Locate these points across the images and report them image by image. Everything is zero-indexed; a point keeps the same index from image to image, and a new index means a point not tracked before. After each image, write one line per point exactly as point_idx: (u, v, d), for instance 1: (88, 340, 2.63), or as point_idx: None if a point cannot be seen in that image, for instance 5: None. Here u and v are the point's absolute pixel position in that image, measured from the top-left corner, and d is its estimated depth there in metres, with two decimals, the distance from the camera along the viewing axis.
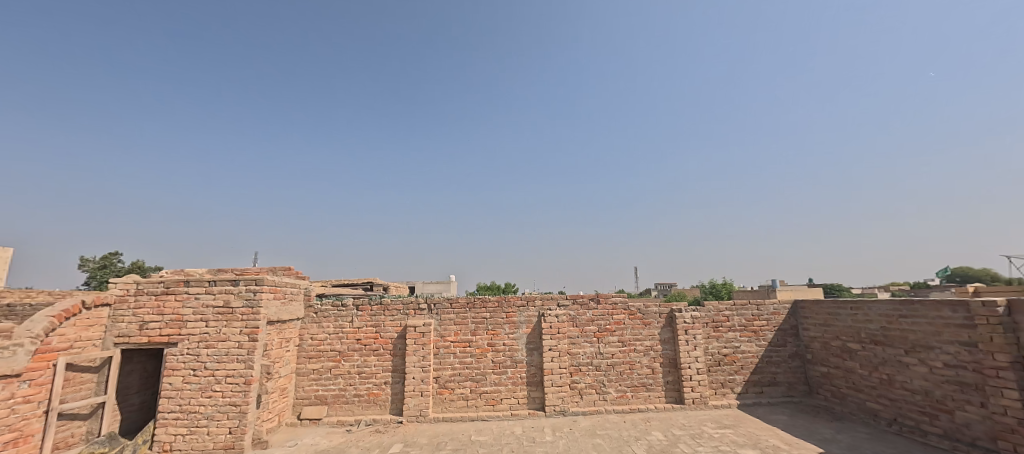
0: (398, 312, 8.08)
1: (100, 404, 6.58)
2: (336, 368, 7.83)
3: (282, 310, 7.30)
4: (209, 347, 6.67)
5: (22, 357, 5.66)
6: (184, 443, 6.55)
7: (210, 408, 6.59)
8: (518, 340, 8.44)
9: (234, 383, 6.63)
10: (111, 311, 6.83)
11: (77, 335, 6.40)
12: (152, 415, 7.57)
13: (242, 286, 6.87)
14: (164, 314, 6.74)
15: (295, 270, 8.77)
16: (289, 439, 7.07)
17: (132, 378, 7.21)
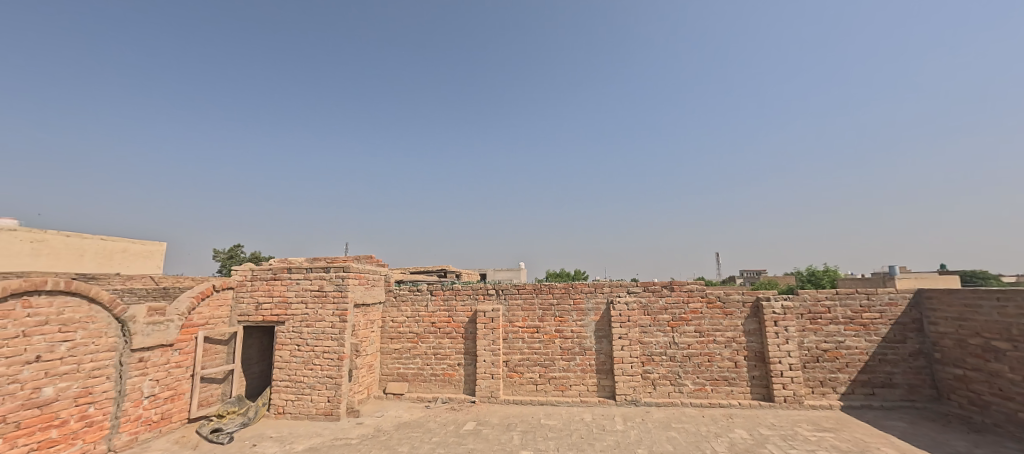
0: (468, 297, 8.48)
1: (228, 371, 7.98)
2: (414, 349, 8.48)
3: (367, 294, 8.08)
4: (310, 326, 7.64)
5: (173, 330, 7.23)
6: (294, 407, 7.64)
7: (312, 379, 7.57)
8: (586, 327, 8.39)
9: (330, 358, 7.53)
10: (234, 294, 8.14)
11: (211, 313, 7.80)
12: (270, 382, 8.93)
13: (333, 273, 7.73)
14: (273, 297, 7.85)
15: (376, 258, 9.60)
16: (376, 410, 7.90)
17: (252, 351, 8.56)
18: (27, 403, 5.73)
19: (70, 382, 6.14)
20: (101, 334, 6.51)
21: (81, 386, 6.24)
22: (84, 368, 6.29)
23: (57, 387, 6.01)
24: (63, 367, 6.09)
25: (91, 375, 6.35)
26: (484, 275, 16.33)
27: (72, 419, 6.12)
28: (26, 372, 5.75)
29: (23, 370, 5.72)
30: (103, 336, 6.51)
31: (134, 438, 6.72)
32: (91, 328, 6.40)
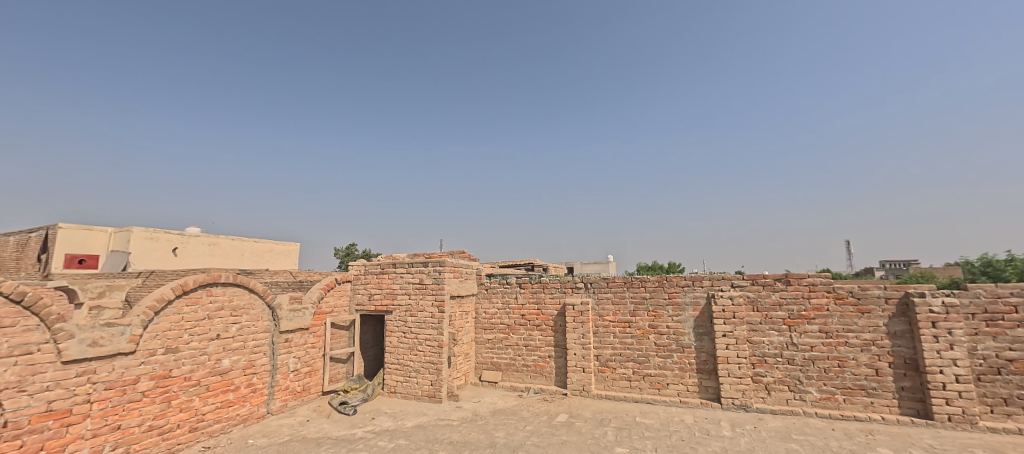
0: (557, 291, 8.51)
1: (350, 353, 9.27)
2: (506, 339, 8.80)
3: (461, 287, 8.62)
4: (413, 315, 8.42)
5: (308, 316, 8.58)
6: (403, 388, 8.53)
7: (417, 364, 8.35)
8: (684, 323, 7.88)
9: (431, 345, 8.21)
10: (352, 285, 9.35)
11: (335, 302, 9.08)
12: (383, 364, 10.15)
13: (431, 267, 8.39)
14: (382, 289, 8.81)
15: (468, 253, 10.16)
16: (474, 396, 8.43)
17: (367, 336, 9.82)
18: (213, 371, 7.33)
19: (239, 356, 7.70)
20: (258, 318, 8.02)
21: (247, 359, 7.80)
22: (248, 345, 7.83)
23: (231, 359, 7.58)
24: (234, 343, 7.65)
25: (254, 351, 7.89)
26: (571, 268, 16.13)
27: (242, 385, 7.69)
28: (211, 346, 7.34)
29: (209, 344, 7.32)
30: (259, 320, 8.03)
31: (284, 404, 8.26)
32: (251, 313, 7.92)
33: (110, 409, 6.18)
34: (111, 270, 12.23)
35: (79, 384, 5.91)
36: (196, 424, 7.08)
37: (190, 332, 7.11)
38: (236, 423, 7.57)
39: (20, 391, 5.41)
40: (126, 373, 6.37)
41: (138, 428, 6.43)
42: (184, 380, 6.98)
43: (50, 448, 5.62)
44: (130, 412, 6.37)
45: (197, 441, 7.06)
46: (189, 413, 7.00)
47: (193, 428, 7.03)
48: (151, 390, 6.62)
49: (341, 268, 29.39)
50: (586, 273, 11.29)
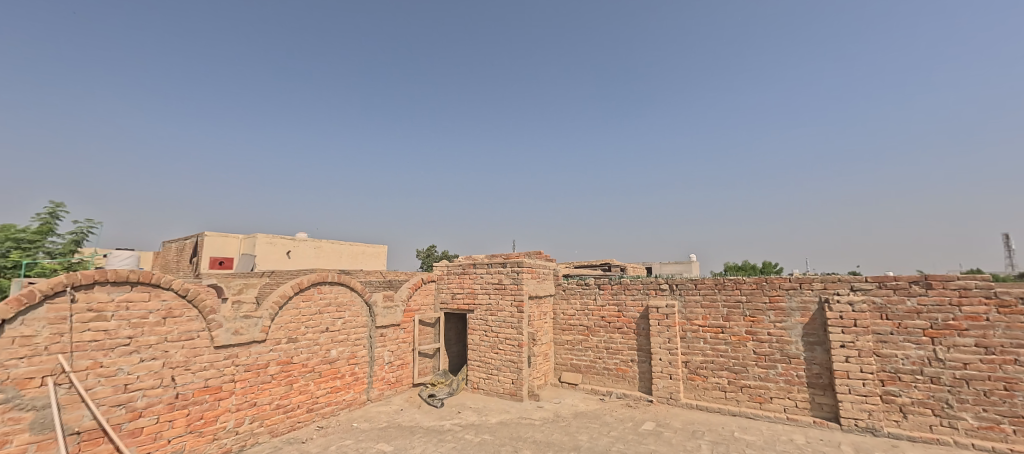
0: (639, 292, 8.14)
1: (436, 349, 9.84)
2: (585, 341, 8.65)
3: (539, 287, 8.65)
4: (494, 314, 8.66)
5: (399, 313, 9.25)
6: (486, 385, 8.81)
7: (498, 362, 8.57)
8: (789, 331, 6.98)
9: (511, 344, 8.36)
10: (436, 285, 9.88)
11: (422, 300, 9.68)
12: (465, 360, 10.63)
13: (509, 267, 8.52)
14: (463, 288, 9.15)
15: (545, 253, 10.25)
16: (554, 397, 8.38)
17: (451, 333, 10.36)
18: (324, 359, 8.23)
19: (344, 347, 8.55)
20: (358, 314, 8.83)
21: (350, 351, 8.63)
22: (350, 338, 8.66)
23: (338, 350, 8.45)
24: (340, 336, 8.52)
25: (356, 343, 8.71)
26: (649, 268, 15.36)
27: (347, 374, 8.54)
28: (322, 338, 8.26)
29: (320, 336, 8.24)
30: (359, 316, 8.83)
31: (381, 393, 8.99)
32: (352, 309, 8.75)
33: (248, 388, 7.24)
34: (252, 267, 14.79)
35: (225, 366, 7.01)
36: (312, 406, 8.02)
37: (305, 325, 8.07)
38: (343, 407, 8.43)
39: (185, 369, 6.58)
40: (259, 358, 7.42)
41: (269, 406, 7.45)
42: (302, 366, 7.94)
43: (207, 418, 6.73)
44: (263, 392, 7.41)
45: (312, 421, 7.98)
46: (305, 396, 7.94)
47: (309, 409, 7.98)
48: (278, 374, 7.63)
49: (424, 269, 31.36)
50: (667, 274, 10.67)
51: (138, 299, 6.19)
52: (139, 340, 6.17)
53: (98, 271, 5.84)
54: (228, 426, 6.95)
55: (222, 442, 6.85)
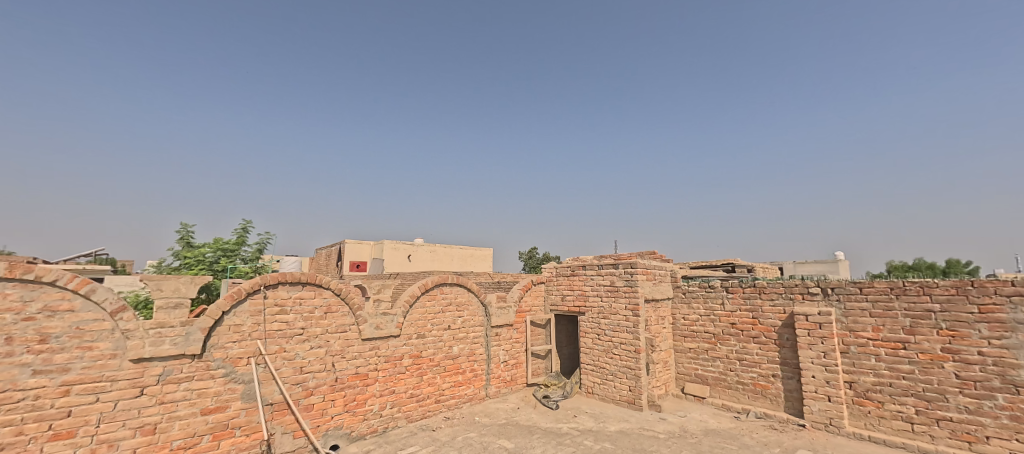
0: (779, 297, 6.93)
1: (547, 350, 9.77)
2: (712, 350, 7.69)
3: (656, 289, 8.01)
4: (606, 317, 8.29)
5: (512, 313, 9.37)
6: (600, 390, 8.45)
7: (614, 367, 8.14)
8: (1015, 352, 5.12)
9: (628, 350, 7.87)
10: (545, 287, 9.84)
11: (533, 301, 9.71)
12: (577, 363, 10.36)
13: (622, 269, 8.06)
14: (573, 290, 9.02)
15: (659, 254, 9.59)
16: (678, 409, 7.60)
17: (561, 335, 10.19)
18: (448, 355, 8.68)
19: (464, 344, 8.92)
20: (475, 314, 9.13)
21: (470, 348, 8.96)
22: (469, 336, 8.99)
23: (458, 347, 8.82)
24: (460, 334, 8.89)
25: (474, 341, 9.01)
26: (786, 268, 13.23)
27: (468, 370, 8.90)
28: (445, 335, 8.69)
29: (443, 333, 8.68)
30: (476, 315, 9.12)
31: (498, 390, 9.19)
32: (470, 308, 9.07)
33: (388, 376, 7.95)
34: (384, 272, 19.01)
35: (370, 356, 7.79)
36: (439, 397, 8.52)
37: (431, 322, 8.56)
38: (465, 400, 8.80)
39: (342, 357, 7.48)
40: (396, 351, 8.09)
41: (404, 394, 8.10)
42: (430, 360, 8.46)
43: (358, 400, 7.57)
44: (400, 381, 8.08)
45: (440, 412, 8.49)
46: (432, 388, 8.45)
47: (437, 400, 8.48)
48: (410, 366, 8.22)
49: (528, 270, 32.03)
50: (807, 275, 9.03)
51: (306, 296, 7.26)
52: (309, 331, 7.23)
53: (281, 273, 6.97)
54: (374, 408, 7.72)
55: (369, 423, 7.65)
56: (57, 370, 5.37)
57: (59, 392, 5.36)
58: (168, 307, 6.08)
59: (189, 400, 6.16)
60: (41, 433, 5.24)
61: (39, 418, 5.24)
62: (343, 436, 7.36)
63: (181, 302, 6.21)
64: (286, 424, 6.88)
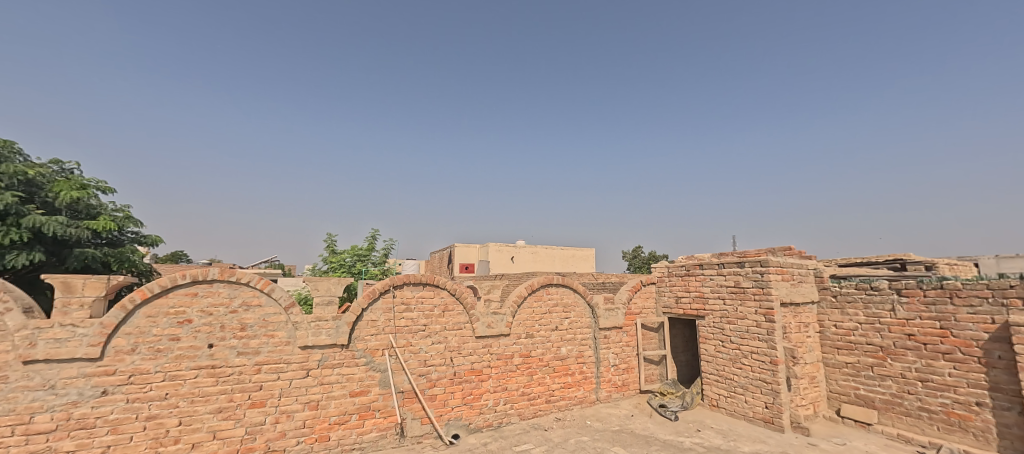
0: (982, 303, 5.32)
1: (662, 355, 8.91)
2: (880, 367, 6.21)
3: (795, 292, 6.90)
4: (731, 323, 7.47)
5: (621, 315, 8.80)
6: (728, 404, 7.46)
7: (743, 379, 7.18)
8: None
9: (760, 360, 6.90)
10: (657, 288, 9.11)
11: (643, 304, 9.02)
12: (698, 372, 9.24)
13: (749, 268, 7.20)
14: (690, 291, 8.36)
15: (798, 249, 8.01)
16: (833, 435, 6.27)
17: (677, 340, 9.20)
18: (556, 356, 8.40)
19: (572, 346, 8.56)
20: (582, 315, 8.71)
21: (578, 350, 8.57)
22: (577, 337, 8.61)
23: (567, 348, 8.50)
24: (568, 335, 8.55)
25: (582, 343, 8.60)
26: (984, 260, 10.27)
27: (577, 371, 8.51)
28: (553, 336, 8.43)
29: (551, 334, 8.43)
30: (583, 317, 8.70)
31: (610, 395, 8.64)
32: (577, 310, 8.67)
33: (501, 373, 7.96)
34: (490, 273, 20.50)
35: (483, 353, 7.88)
36: (550, 397, 8.28)
37: (539, 322, 8.37)
38: (576, 403, 8.42)
39: (458, 352, 7.70)
40: (506, 349, 8.06)
41: (517, 392, 8.03)
42: (539, 360, 8.27)
43: (474, 394, 7.71)
44: (511, 378, 8.03)
45: (551, 412, 8.24)
46: (543, 387, 8.24)
47: (547, 400, 8.25)
48: (521, 365, 8.13)
49: (636, 270, 30.37)
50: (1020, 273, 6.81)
51: (427, 296, 7.64)
52: (430, 327, 7.58)
53: (406, 275, 7.46)
54: (489, 403, 7.80)
55: (485, 417, 7.74)
56: (252, 351, 6.44)
57: (253, 370, 6.41)
58: (324, 303, 6.89)
59: (341, 382, 6.87)
60: (244, 401, 6.31)
61: (242, 389, 6.32)
62: (463, 427, 7.55)
63: (332, 299, 6.99)
64: (414, 411, 7.28)
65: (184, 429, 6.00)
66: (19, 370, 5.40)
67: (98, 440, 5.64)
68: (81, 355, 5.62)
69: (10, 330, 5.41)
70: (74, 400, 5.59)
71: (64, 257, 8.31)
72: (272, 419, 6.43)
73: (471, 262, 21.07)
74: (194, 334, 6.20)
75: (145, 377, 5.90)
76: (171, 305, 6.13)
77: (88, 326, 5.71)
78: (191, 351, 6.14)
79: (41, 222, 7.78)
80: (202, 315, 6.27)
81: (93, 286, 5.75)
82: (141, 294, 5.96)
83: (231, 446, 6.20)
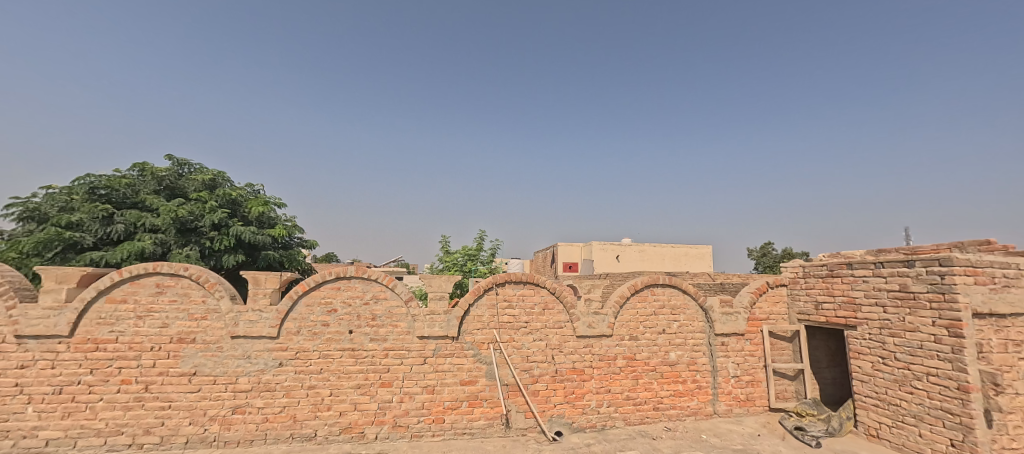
0: None
1: (798, 369, 7.58)
2: None
3: (995, 301, 5.50)
4: (895, 336, 6.08)
5: (742, 322, 7.71)
6: (892, 436, 6.10)
7: (915, 407, 5.83)
8: None
9: (943, 386, 5.55)
10: (789, 291, 7.79)
11: (771, 309, 7.79)
12: (846, 393, 7.69)
13: (920, 268, 5.85)
14: (835, 296, 6.97)
15: (999, 243, 6.17)
16: None
17: (819, 352, 7.72)
18: (664, 361, 7.64)
19: (683, 351, 7.70)
20: (694, 319, 7.80)
21: (690, 356, 7.69)
22: (689, 343, 7.73)
23: (677, 354, 7.68)
24: (678, 340, 7.72)
25: (695, 349, 7.70)
26: None
27: (689, 379, 7.64)
28: (660, 339, 7.69)
29: (658, 337, 7.70)
30: (695, 320, 7.79)
31: (730, 409, 7.57)
32: (687, 313, 7.79)
33: (604, 375, 7.48)
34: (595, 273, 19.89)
35: (585, 353, 7.48)
36: (658, 404, 7.55)
37: (644, 324, 7.70)
38: (689, 414, 7.56)
39: (560, 350, 7.42)
40: (609, 351, 7.56)
41: (621, 395, 7.48)
42: (645, 364, 7.60)
43: (577, 393, 7.36)
44: (615, 381, 7.51)
45: (660, 420, 7.50)
46: (651, 393, 7.56)
47: (655, 408, 7.53)
48: (625, 367, 7.55)
49: (760, 270, 27.34)
50: None
51: (528, 293, 7.50)
52: (532, 324, 7.42)
53: (507, 272, 7.43)
54: (592, 404, 7.38)
55: (589, 417, 7.33)
56: (381, 338, 6.93)
57: (382, 354, 6.89)
58: (436, 298, 7.20)
59: (453, 371, 7.06)
60: (376, 380, 6.82)
61: (374, 370, 6.84)
62: (566, 425, 7.24)
63: (444, 295, 7.29)
64: (519, 404, 7.16)
65: (334, 398, 6.68)
66: (229, 343, 6.54)
67: (277, 401, 6.54)
68: (265, 334, 6.62)
69: (223, 312, 6.57)
70: (263, 368, 6.58)
71: (255, 258, 10.92)
72: (398, 398, 6.84)
73: (574, 262, 20.75)
74: (339, 321, 6.87)
75: (307, 354, 6.71)
76: (322, 296, 6.88)
77: (269, 311, 6.66)
78: (337, 335, 6.83)
79: (240, 232, 10.45)
80: (344, 305, 6.92)
81: (271, 280, 6.78)
82: (302, 287, 6.77)
83: (368, 417, 6.72)
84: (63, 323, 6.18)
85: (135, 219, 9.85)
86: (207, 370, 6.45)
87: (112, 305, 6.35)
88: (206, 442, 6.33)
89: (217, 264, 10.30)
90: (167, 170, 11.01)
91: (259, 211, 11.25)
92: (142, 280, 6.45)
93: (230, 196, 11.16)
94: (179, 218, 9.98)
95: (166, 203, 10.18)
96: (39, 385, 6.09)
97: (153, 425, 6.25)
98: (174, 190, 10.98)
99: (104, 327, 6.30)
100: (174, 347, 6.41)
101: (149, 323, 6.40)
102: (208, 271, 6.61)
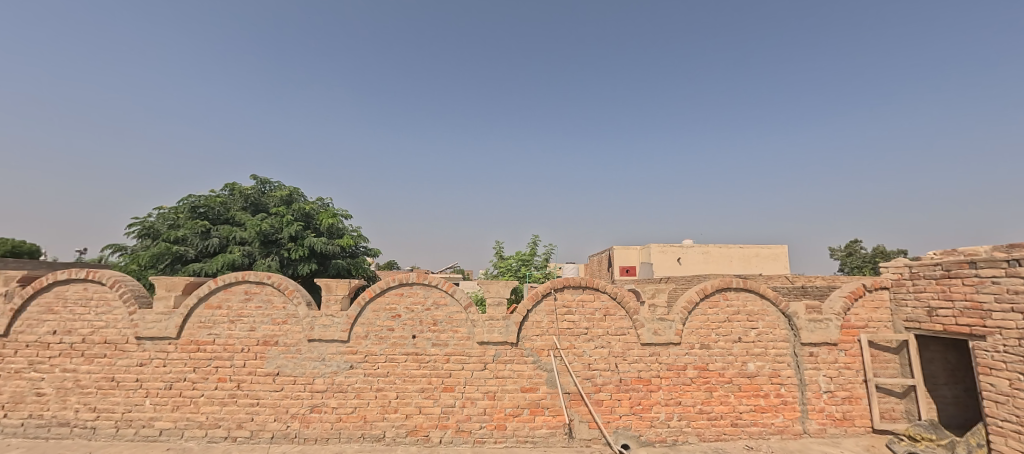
0: None
1: (909, 385, 6.56)
2: None
3: None
4: None
5: (835, 330, 6.81)
6: None
7: None
8: None
9: None
10: (891, 294, 6.79)
11: (870, 315, 6.83)
12: (972, 415, 6.55)
13: None
14: (955, 301, 5.97)
15: None
16: None
17: (935, 366, 6.63)
18: (742, 372, 6.91)
19: (763, 362, 6.93)
20: (775, 326, 7.00)
21: (772, 368, 6.90)
22: (770, 352, 6.94)
23: (756, 364, 6.92)
24: (757, 349, 6.96)
25: (777, 360, 6.90)
26: None
27: (772, 394, 6.85)
28: (735, 348, 6.97)
29: (733, 346, 6.98)
30: (776, 328, 6.99)
31: (824, 428, 6.68)
32: (767, 319, 7.01)
33: (673, 385, 6.90)
34: (654, 276, 18.92)
35: (651, 362, 6.94)
36: (736, 420, 6.83)
37: (716, 332, 7.02)
38: (773, 432, 6.76)
39: (624, 359, 6.94)
40: (678, 360, 6.96)
41: (693, 408, 6.85)
42: (719, 375, 6.92)
43: (644, 404, 6.84)
44: (686, 392, 6.89)
45: (740, 438, 6.78)
46: (727, 407, 6.86)
47: (734, 423, 6.81)
48: (696, 378, 6.91)
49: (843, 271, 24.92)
50: None
51: (588, 299, 7.10)
52: (592, 331, 7.01)
53: (566, 277, 7.09)
54: (661, 417, 6.81)
55: (658, 430, 6.78)
56: (443, 343, 6.84)
57: (444, 359, 6.79)
58: (494, 304, 6.97)
59: (514, 377, 6.81)
60: (439, 384, 6.73)
61: (436, 374, 6.75)
62: (633, 438, 6.72)
63: (501, 300, 7.03)
64: (582, 414, 6.77)
65: (400, 401, 6.66)
66: (306, 345, 6.73)
67: (349, 402, 6.62)
68: (337, 337, 6.74)
69: (301, 317, 6.78)
70: (335, 370, 6.69)
71: (327, 266, 11.37)
72: (460, 403, 6.70)
73: (631, 265, 19.93)
74: (403, 326, 6.87)
75: (375, 358, 6.75)
76: (386, 301, 6.92)
77: (341, 315, 6.80)
78: (401, 339, 6.82)
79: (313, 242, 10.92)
80: (407, 311, 6.91)
81: (342, 286, 6.87)
82: (369, 293, 6.86)
83: (432, 421, 6.63)
84: (172, 326, 6.66)
85: (227, 233, 10.61)
86: (289, 371, 6.66)
87: (210, 310, 6.75)
88: (289, 438, 6.50)
89: (295, 273, 10.84)
90: (252, 187, 11.75)
91: (329, 222, 11.66)
92: (234, 288, 6.81)
93: (305, 209, 11.70)
94: (263, 231, 10.62)
95: (252, 218, 10.88)
96: (154, 380, 6.58)
97: (244, 420, 6.53)
98: (259, 206, 11.69)
99: (204, 330, 6.70)
100: (261, 349, 6.69)
101: (240, 326, 6.73)
102: (289, 279, 6.87)
